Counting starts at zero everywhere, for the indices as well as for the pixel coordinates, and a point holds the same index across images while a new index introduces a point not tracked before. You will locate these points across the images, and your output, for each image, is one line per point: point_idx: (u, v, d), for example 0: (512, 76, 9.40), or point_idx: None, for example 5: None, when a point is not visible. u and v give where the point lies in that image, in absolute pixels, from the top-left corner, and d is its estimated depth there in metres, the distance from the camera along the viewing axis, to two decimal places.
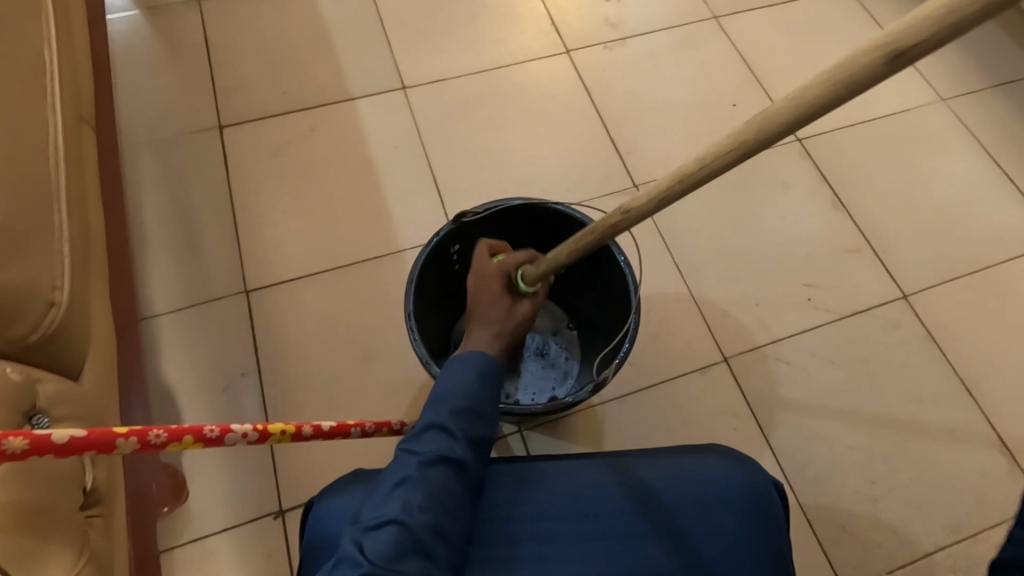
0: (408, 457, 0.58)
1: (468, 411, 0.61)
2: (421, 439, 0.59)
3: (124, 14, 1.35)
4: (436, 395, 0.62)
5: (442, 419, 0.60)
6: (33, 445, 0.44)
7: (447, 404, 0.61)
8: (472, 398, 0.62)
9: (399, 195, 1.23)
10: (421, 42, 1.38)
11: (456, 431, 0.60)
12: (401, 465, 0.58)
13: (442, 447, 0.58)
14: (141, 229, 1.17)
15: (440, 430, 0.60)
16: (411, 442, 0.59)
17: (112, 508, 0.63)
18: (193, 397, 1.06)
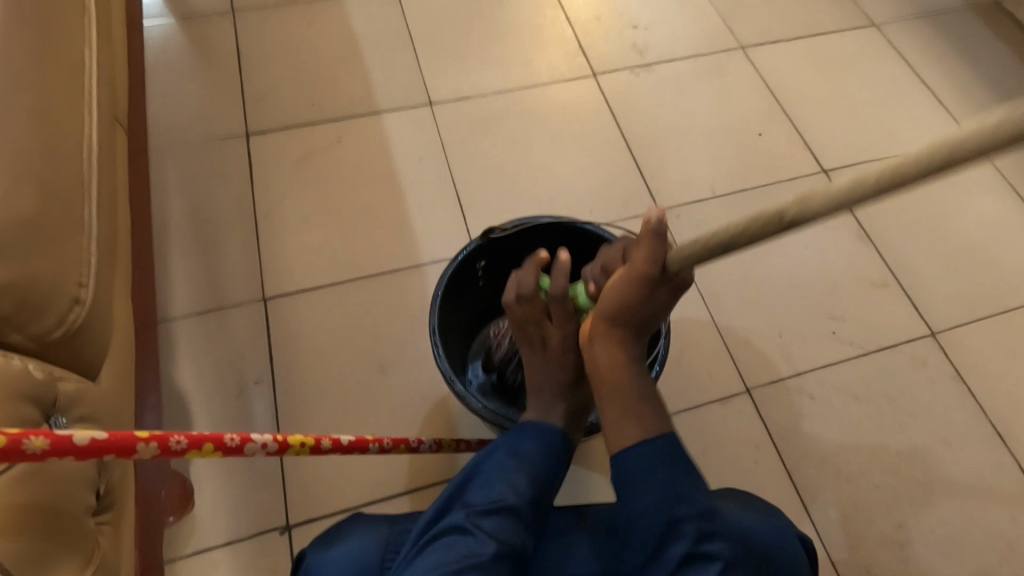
0: (478, 537, 0.59)
1: (538, 499, 0.63)
2: (492, 520, 0.60)
3: (159, 21, 1.37)
4: (509, 476, 0.63)
5: (515, 503, 0.61)
6: (53, 445, 0.43)
7: (523, 488, 0.62)
8: (543, 484, 0.64)
9: (422, 209, 1.22)
10: (450, 60, 1.39)
11: (525, 517, 0.61)
12: (471, 545, 0.58)
13: (512, 532, 0.60)
14: (163, 233, 1.16)
15: (510, 513, 0.60)
16: (480, 521, 0.60)
17: (122, 516, 0.61)
18: (204, 403, 1.04)
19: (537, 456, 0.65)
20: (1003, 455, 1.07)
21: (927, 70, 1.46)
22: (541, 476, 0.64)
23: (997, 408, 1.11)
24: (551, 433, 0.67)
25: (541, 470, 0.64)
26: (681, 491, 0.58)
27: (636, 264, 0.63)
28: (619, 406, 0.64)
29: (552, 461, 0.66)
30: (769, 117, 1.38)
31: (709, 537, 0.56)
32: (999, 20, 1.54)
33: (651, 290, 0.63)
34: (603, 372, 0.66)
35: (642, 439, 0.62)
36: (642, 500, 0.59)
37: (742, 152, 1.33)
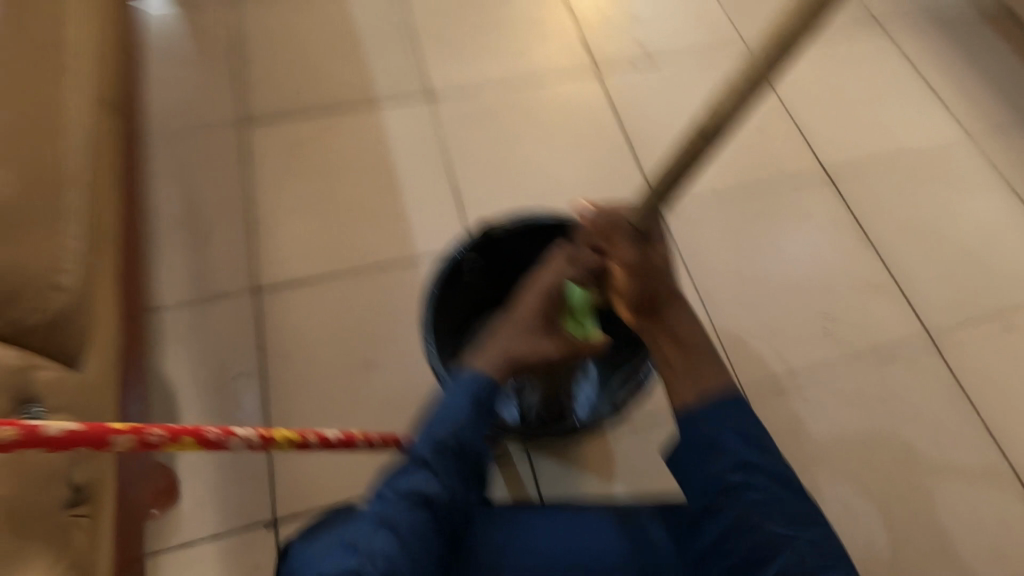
0: (399, 495, 0.60)
1: (452, 449, 0.63)
2: (415, 477, 0.61)
3: (151, 4, 1.35)
4: (422, 435, 0.64)
5: (426, 457, 0.62)
6: (23, 437, 0.41)
7: (443, 446, 0.63)
8: (470, 439, 0.64)
9: (417, 200, 1.20)
10: (448, 50, 1.37)
11: (440, 469, 0.62)
12: (383, 502, 0.60)
13: (434, 488, 0.61)
14: (152, 220, 1.14)
15: (421, 468, 0.62)
16: (395, 480, 0.62)
17: (101, 509, 0.60)
18: (192, 394, 1.02)
19: (454, 407, 0.65)
20: (997, 460, 1.06)
21: (932, 72, 1.45)
22: (456, 427, 0.64)
23: (993, 413, 1.10)
24: (469, 384, 0.65)
25: (469, 428, 0.64)
26: (736, 446, 0.62)
27: (623, 255, 0.69)
28: (680, 360, 0.66)
29: (470, 410, 0.64)
30: (773, 116, 1.36)
31: (757, 487, 0.60)
32: (1006, 23, 1.53)
33: (649, 264, 0.69)
34: (660, 335, 0.68)
35: (706, 390, 0.65)
36: (707, 447, 0.63)
37: (744, 149, 1.32)
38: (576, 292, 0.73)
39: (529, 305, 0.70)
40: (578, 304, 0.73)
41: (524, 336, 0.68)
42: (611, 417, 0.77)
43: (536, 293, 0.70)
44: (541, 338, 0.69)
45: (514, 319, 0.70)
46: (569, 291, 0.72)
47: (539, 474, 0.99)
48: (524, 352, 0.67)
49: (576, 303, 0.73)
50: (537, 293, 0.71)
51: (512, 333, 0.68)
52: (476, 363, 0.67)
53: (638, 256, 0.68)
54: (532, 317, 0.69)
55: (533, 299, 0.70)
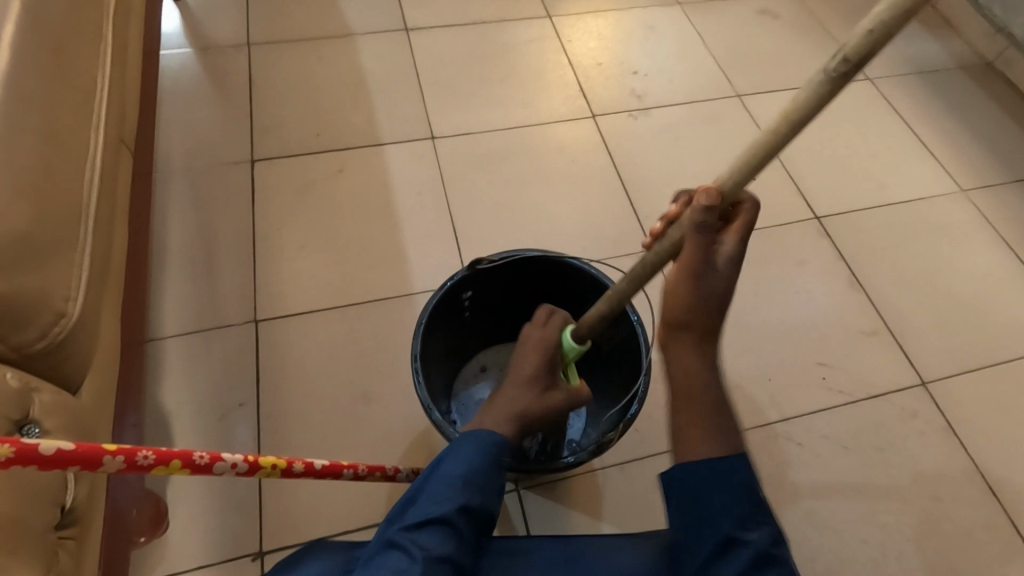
0: (410, 552, 0.55)
1: (473, 508, 0.60)
2: (426, 533, 0.57)
3: (178, 51, 1.44)
4: (438, 488, 0.60)
5: (450, 514, 0.58)
6: (18, 454, 0.42)
7: (455, 498, 0.59)
8: (477, 489, 0.60)
9: (418, 240, 1.24)
10: (453, 98, 1.44)
11: (463, 530, 0.58)
12: (404, 560, 0.54)
13: (449, 545, 0.56)
14: (162, 253, 1.18)
15: (445, 525, 0.57)
16: (412, 535, 0.56)
17: (89, 529, 0.62)
18: (188, 424, 1.03)
19: (470, 462, 0.62)
20: (995, 512, 1.05)
21: (919, 126, 1.50)
22: (476, 484, 0.61)
23: (989, 465, 1.09)
24: (484, 444, 0.63)
25: (478, 479, 0.61)
26: (752, 513, 0.56)
27: (686, 255, 0.59)
28: (689, 413, 0.60)
29: (488, 466, 0.62)
30: (764, 164, 1.41)
31: (767, 564, 0.54)
32: (992, 81, 1.58)
33: (704, 280, 0.59)
34: (680, 377, 0.61)
35: (709, 455, 0.58)
36: (757, 513, 0.57)
37: None
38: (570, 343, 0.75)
39: (531, 360, 0.71)
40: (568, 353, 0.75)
41: (530, 392, 0.68)
42: (594, 456, 0.77)
43: (532, 350, 0.72)
44: (547, 393, 0.70)
45: (517, 377, 0.69)
46: (565, 342, 0.74)
47: (527, 513, 0.99)
48: (534, 408, 0.68)
49: (567, 353, 0.75)
50: (540, 348, 0.72)
51: (515, 393, 0.68)
52: (486, 425, 0.66)
53: (700, 264, 0.58)
54: (536, 371, 0.70)
55: (534, 354, 0.71)
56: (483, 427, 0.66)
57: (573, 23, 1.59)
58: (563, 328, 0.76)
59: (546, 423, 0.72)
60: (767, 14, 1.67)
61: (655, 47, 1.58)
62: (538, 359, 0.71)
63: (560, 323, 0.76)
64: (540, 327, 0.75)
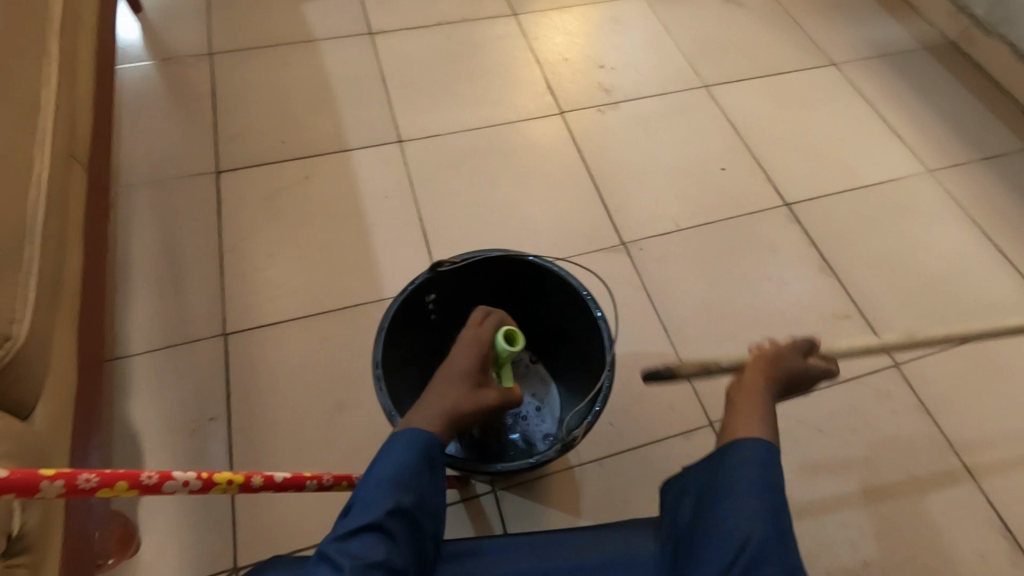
0: (340, 562, 0.54)
1: (406, 510, 0.59)
2: (356, 541, 0.56)
3: (138, 64, 1.41)
4: (368, 495, 0.59)
5: (380, 518, 0.57)
6: None
7: (384, 502, 0.58)
8: (408, 489, 0.60)
9: (388, 244, 1.23)
10: (420, 100, 1.43)
11: (396, 532, 0.58)
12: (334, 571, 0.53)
13: (382, 549, 0.56)
14: (127, 269, 1.16)
15: (376, 530, 0.57)
16: (342, 545, 0.55)
17: (44, 556, 0.60)
18: (158, 441, 1.02)
19: (401, 464, 0.61)
20: (970, 488, 1.05)
21: (886, 109, 1.51)
22: (406, 485, 0.60)
23: (963, 441, 1.10)
24: (414, 443, 0.63)
25: (408, 480, 0.61)
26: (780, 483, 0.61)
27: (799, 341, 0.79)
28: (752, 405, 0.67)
29: (418, 466, 0.62)
30: (733, 153, 1.41)
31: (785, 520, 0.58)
32: (956, 62, 1.59)
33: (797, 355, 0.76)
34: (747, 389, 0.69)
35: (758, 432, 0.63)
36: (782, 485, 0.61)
37: (704, 187, 1.36)
38: (504, 343, 0.75)
39: (469, 359, 0.71)
40: (502, 355, 0.75)
41: (460, 389, 0.68)
42: (561, 454, 0.76)
43: (466, 348, 0.72)
44: (478, 390, 0.69)
45: (448, 373, 0.69)
46: (498, 342, 0.74)
47: (505, 513, 0.98)
48: (463, 406, 0.67)
49: (500, 354, 0.76)
50: (475, 345, 0.72)
51: (447, 390, 0.68)
52: (415, 421, 0.65)
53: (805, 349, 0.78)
54: (469, 369, 0.70)
55: (469, 351, 0.71)
56: (412, 423, 0.65)
57: (539, 20, 1.59)
58: (501, 328, 0.76)
59: (480, 421, 0.71)
60: (732, 3, 1.67)
61: (622, 41, 1.57)
62: (472, 357, 0.71)
63: (497, 322, 0.75)
64: (476, 327, 0.75)
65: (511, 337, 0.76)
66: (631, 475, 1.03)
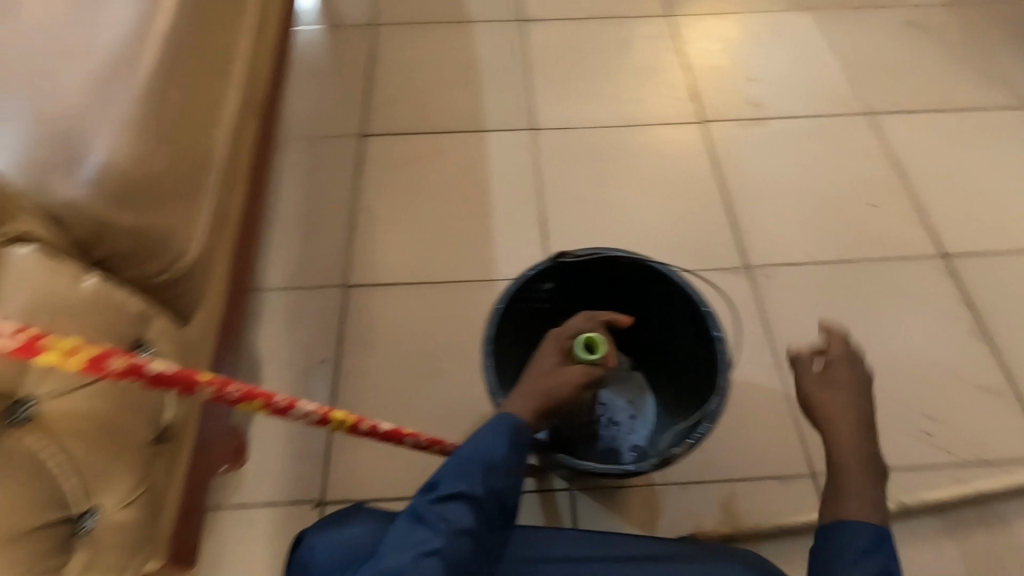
0: (434, 525, 0.56)
1: (497, 487, 0.60)
2: (449, 508, 0.57)
3: (310, 28, 1.54)
4: (463, 465, 0.60)
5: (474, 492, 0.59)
6: (130, 368, 0.47)
7: (478, 477, 0.59)
8: (501, 468, 0.61)
9: (507, 227, 1.25)
10: (560, 91, 1.43)
11: (486, 506, 0.59)
12: (426, 532, 0.56)
13: (473, 521, 0.57)
14: (273, 212, 1.27)
15: (468, 501, 0.58)
16: (436, 509, 0.57)
17: (179, 448, 0.67)
18: (274, 371, 1.11)
19: (497, 442, 0.62)
20: None
21: None
22: (499, 463, 0.61)
23: None
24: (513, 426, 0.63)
25: (502, 459, 0.61)
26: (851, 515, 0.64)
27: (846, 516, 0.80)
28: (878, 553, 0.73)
29: (513, 447, 0.62)
30: (889, 190, 1.29)
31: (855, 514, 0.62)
32: None
33: None
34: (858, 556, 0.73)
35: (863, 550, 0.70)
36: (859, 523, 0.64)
37: (848, 221, 1.25)
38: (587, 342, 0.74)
39: (549, 354, 0.72)
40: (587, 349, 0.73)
41: (532, 371, 0.70)
42: (655, 469, 0.74)
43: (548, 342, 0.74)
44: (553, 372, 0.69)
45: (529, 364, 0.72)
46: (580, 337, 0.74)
47: (577, 514, 0.97)
48: (531, 383, 0.68)
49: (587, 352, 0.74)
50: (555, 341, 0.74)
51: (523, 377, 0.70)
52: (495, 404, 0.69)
53: None
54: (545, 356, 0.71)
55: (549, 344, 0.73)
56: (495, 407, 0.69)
57: (694, 24, 1.53)
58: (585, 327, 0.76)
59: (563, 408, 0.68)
60: (915, 26, 1.51)
61: (781, 54, 1.48)
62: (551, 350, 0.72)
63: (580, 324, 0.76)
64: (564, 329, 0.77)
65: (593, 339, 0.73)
66: (715, 508, 0.98)
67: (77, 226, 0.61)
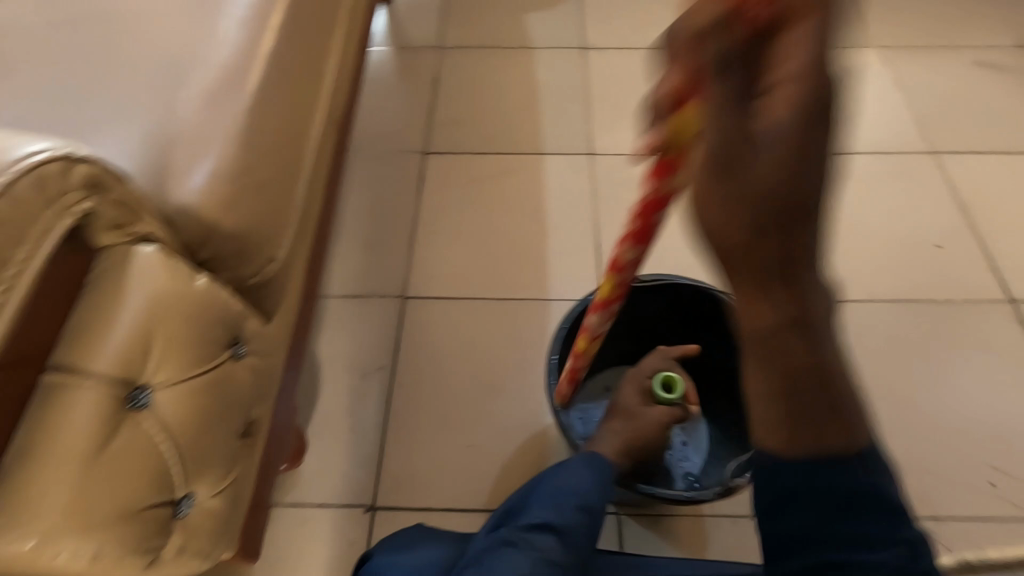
0: (527, 549, 0.63)
1: (582, 514, 0.68)
2: (538, 535, 0.65)
3: (380, 49, 1.61)
4: (547, 502, 0.69)
5: (555, 520, 0.67)
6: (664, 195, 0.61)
7: (560, 512, 0.67)
8: (587, 498, 0.70)
9: (563, 248, 1.28)
10: (618, 118, 1.46)
11: (569, 534, 0.66)
12: (518, 554, 0.63)
13: (559, 548, 0.65)
14: (338, 223, 1.33)
15: (552, 529, 0.66)
16: (528, 535, 0.65)
17: (257, 443, 0.71)
18: (333, 376, 1.14)
19: (583, 482, 0.72)
20: None
21: None
22: (584, 496, 0.70)
23: None
24: (600, 459, 0.75)
25: (589, 497, 0.70)
26: None
27: None
28: None
29: (600, 486, 0.72)
30: (955, 231, 1.26)
31: None
32: None
33: None
34: None
35: None
36: None
37: (912, 261, 1.23)
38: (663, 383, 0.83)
39: (628, 393, 0.84)
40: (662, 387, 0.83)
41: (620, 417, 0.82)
42: (718, 498, 0.74)
43: (630, 384, 0.85)
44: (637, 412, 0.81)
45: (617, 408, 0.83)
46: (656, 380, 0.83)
47: (625, 541, 0.96)
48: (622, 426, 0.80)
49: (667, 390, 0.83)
50: (632, 384, 0.85)
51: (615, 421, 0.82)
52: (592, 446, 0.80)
53: None
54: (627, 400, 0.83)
55: (630, 387, 0.85)
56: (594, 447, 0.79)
57: None
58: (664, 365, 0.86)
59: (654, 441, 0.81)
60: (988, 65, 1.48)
61: (844, 88, 1.48)
62: (631, 390, 0.84)
63: (656, 363, 0.85)
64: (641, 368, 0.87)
65: (671, 379, 0.83)
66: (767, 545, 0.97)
67: (186, 226, 0.66)
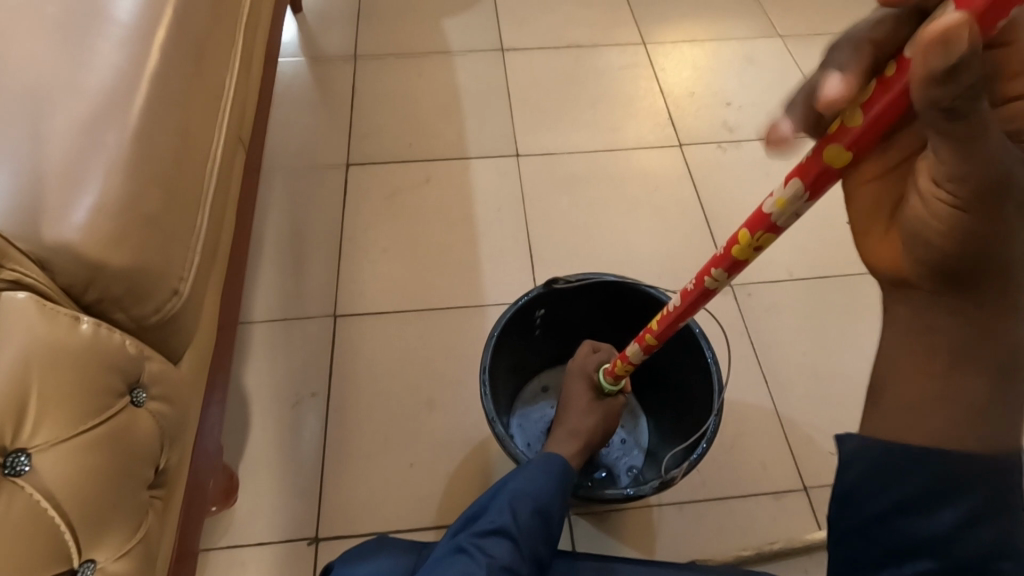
0: (477, 558, 0.58)
1: (539, 520, 0.63)
2: (491, 542, 0.60)
3: (292, 61, 1.55)
4: (504, 504, 0.64)
5: (510, 526, 0.61)
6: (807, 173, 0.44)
7: (516, 514, 0.62)
8: (543, 501, 0.65)
9: (494, 253, 1.27)
10: (539, 119, 1.47)
11: (523, 540, 0.61)
12: (469, 563, 0.57)
13: (513, 556, 0.59)
14: (259, 244, 1.27)
15: (506, 536, 0.60)
16: (480, 542, 0.60)
17: (173, 493, 0.66)
18: (263, 406, 1.09)
19: (541, 484, 0.66)
20: None
21: None
22: (541, 498, 0.65)
23: None
24: (565, 464, 0.69)
25: (546, 500, 0.65)
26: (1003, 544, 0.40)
27: None
28: None
29: (558, 489, 0.67)
30: None
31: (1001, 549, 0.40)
32: None
33: None
34: None
35: None
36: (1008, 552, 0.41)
37: (827, 238, 1.29)
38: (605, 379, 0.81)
39: (578, 390, 0.81)
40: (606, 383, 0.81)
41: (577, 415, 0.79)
42: (656, 492, 0.75)
43: (579, 381, 0.82)
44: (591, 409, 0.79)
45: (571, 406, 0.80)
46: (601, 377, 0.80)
47: (576, 542, 0.97)
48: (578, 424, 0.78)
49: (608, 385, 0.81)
50: (581, 380, 0.82)
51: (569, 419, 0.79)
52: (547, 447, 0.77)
53: None
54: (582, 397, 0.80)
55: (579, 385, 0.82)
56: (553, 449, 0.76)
57: (669, 53, 1.59)
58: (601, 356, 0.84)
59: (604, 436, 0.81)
60: None
61: (752, 79, 1.54)
62: (582, 386, 0.81)
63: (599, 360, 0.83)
64: (582, 361, 0.84)
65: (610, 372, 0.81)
66: (710, 528, 0.99)
67: (65, 269, 0.61)
